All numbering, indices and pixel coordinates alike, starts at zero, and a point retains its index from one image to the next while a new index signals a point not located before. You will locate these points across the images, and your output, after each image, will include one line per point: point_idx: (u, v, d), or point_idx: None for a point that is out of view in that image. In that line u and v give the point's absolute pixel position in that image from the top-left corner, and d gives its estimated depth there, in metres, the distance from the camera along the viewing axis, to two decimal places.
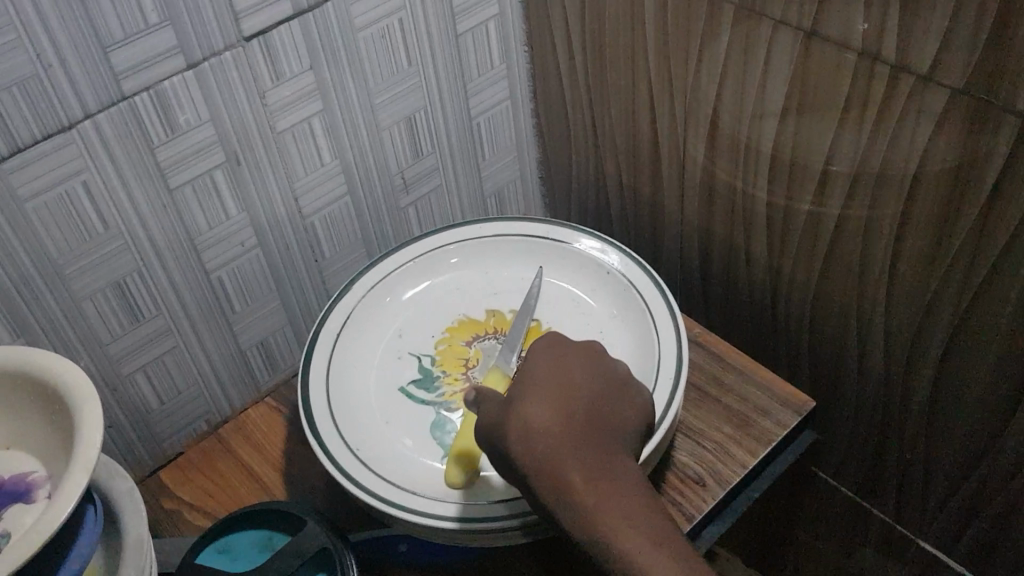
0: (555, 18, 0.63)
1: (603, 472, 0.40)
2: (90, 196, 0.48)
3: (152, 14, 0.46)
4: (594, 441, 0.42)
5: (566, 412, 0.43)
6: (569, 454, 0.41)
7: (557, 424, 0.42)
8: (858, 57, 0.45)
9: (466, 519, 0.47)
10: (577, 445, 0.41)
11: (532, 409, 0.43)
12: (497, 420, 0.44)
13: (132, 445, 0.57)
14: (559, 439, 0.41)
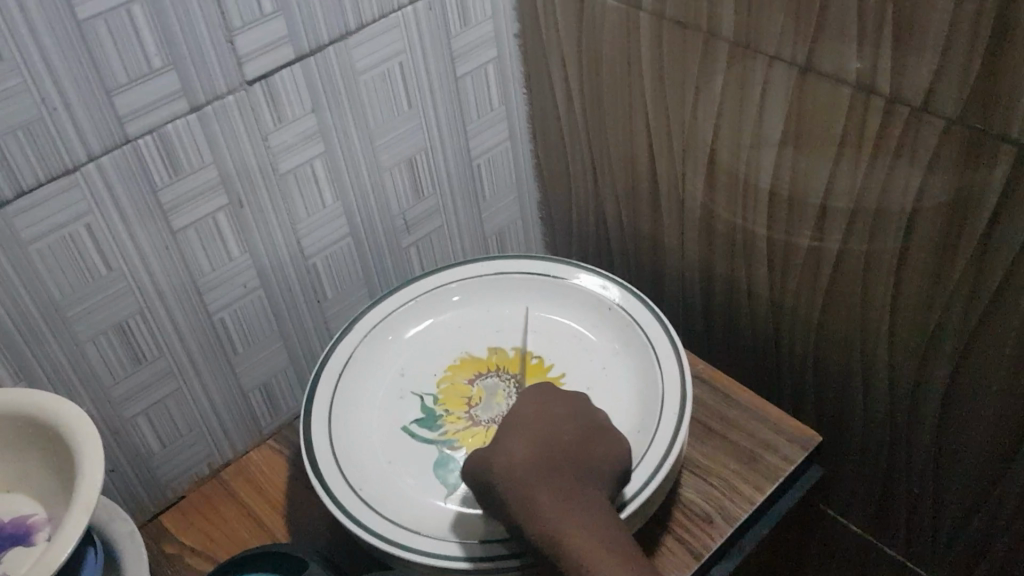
0: (553, 60, 0.64)
1: (566, 496, 0.44)
2: (93, 239, 0.48)
3: (156, 59, 0.46)
4: (567, 474, 0.45)
5: (541, 447, 0.46)
6: (538, 482, 0.44)
7: (532, 456, 0.45)
8: (852, 91, 0.46)
9: (476, 558, 0.46)
10: (544, 473, 0.45)
11: (510, 445, 0.46)
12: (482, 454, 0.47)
13: (133, 489, 0.57)
14: (533, 468, 0.45)
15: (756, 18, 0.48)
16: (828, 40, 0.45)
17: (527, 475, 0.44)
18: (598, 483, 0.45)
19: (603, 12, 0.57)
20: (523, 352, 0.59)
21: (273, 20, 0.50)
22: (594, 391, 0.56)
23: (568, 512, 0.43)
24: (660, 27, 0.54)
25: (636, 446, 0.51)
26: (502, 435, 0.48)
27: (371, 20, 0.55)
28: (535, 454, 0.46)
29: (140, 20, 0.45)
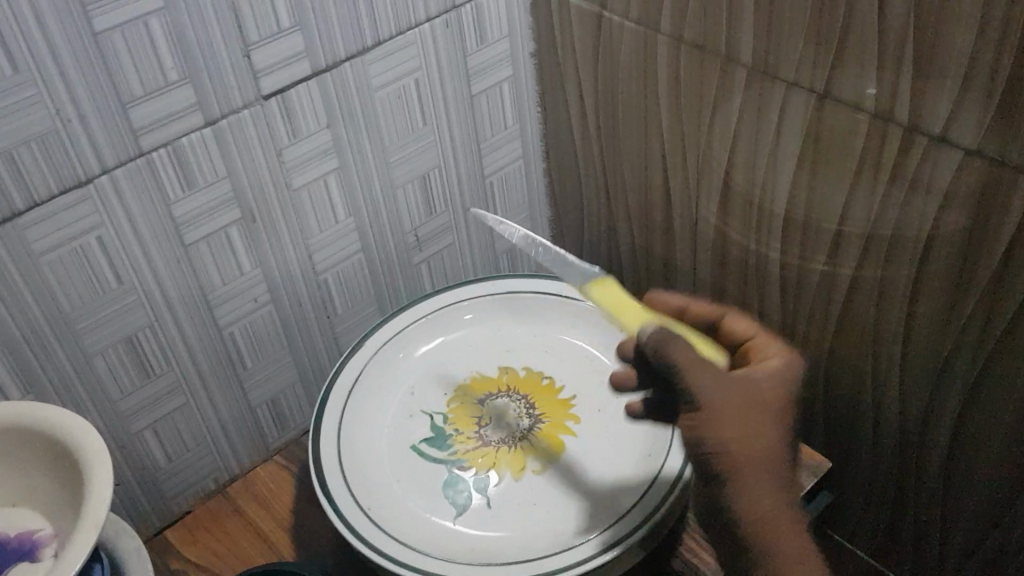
0: (568, 80, 0.64)
1: (795, 471, 0.43)
2: (105, 252, 0.48)
3: (172, 72, 0.46)
4: (813, 444, 0.44)
5: (776, 404, 0.43)
6: (777, 440, 0.43)
7: (767, 409, 0.43)
8: (872, 117, 0.46)
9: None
10: (783, 434, 0.43)
11: (725, 388, 0.43)
12: (700, 390, 0.42)
13: (138, 503, 0.57)
14: (771, 423, 0.43)
15: (775, 43, 0.48)
16: (847, 66, 0.45)
17: (759, 440, 0.42)
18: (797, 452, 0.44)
19: (620, 33, 0.57)
20: (533, 373, 0.59)
21: (290, 36, 0.50)
22: (605, 414, 0.56)
23: (774, 493, 0.42)
24: (677, 49, 0.54)
25: (646, 468, 0.51)
26: (715, 378, 0.43)
27: (387, 37, 0.55)
28: (792, 416, 0.44)
29: (157, 34, 0.45)
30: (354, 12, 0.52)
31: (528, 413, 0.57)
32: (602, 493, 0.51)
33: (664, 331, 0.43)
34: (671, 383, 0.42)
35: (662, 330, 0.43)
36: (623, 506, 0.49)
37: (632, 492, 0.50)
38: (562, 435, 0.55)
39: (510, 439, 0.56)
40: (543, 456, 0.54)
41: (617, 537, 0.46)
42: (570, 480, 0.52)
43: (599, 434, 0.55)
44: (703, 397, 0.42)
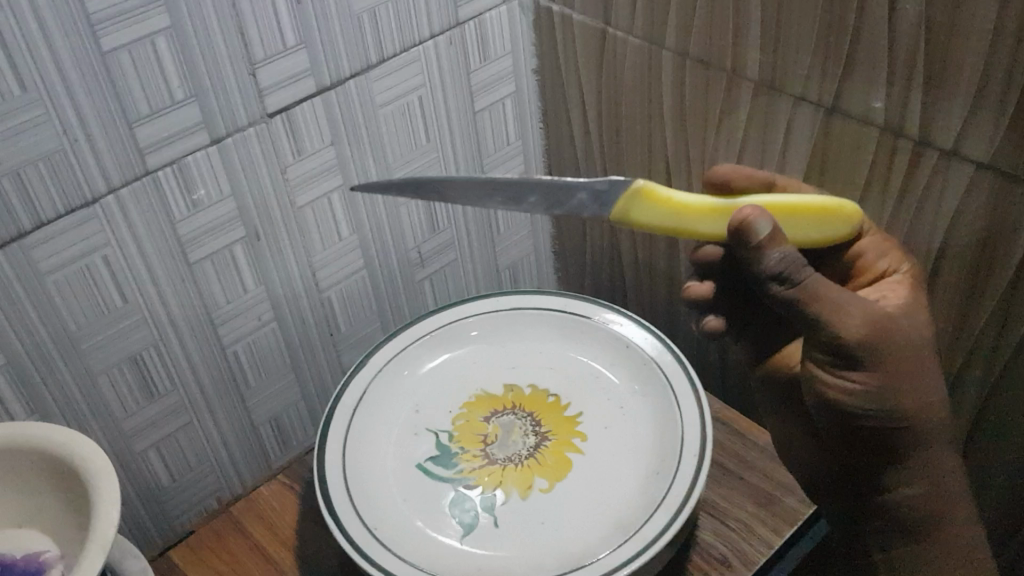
0: (571, 96, 0.64)
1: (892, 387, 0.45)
2: (111, 271, 0.48)
3: (179, 91, 0.46)
4: (906, 372, 0.45)
5: (870, 325, 0.43)
6: (881, 362, 0.44)
7: (868, 328, 0.43)
8: (880, 134, 0.46)
9: None
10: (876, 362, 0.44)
11: (846, 307, 0.42)
12: (834, 300, 0.42)
13: (141, 522, 0.56)
14: (871, 345, 0.43)
15: (782, 59, 0.48)
16: (854, 83, 0.45)
17: (910, 366, 0.45)
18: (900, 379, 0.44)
19: (624, 49, 0.57)
20: (539, 391, 0.59)
21: (295, 54, 0.50)
22: (612, 431, 0.56)
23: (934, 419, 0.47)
24: (682, 65, 0.54)
25: (655, 486, 0.51)
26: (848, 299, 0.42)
27: (392, 54, 0.55)
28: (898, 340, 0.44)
29: (164, 53, 0.45)
30: (359, 29, 0.52)
31: (533, 430, 0.57)
32: (609, 512, 0.51)
33: (796, 256, 0.41)
34: (869, 322, 0.43)
35: (790, 252, 0.41)
36: (632, 525, 0.49)
37: (641, 511, 0.50)
38: (569, 453, 0.55)
39: (517, 457, 0.56)
40: (550, 474, 0.54)
41: (627, 556, 0.46)
42: (578, 498, 0.52)
43: (606, 452, 0.55)
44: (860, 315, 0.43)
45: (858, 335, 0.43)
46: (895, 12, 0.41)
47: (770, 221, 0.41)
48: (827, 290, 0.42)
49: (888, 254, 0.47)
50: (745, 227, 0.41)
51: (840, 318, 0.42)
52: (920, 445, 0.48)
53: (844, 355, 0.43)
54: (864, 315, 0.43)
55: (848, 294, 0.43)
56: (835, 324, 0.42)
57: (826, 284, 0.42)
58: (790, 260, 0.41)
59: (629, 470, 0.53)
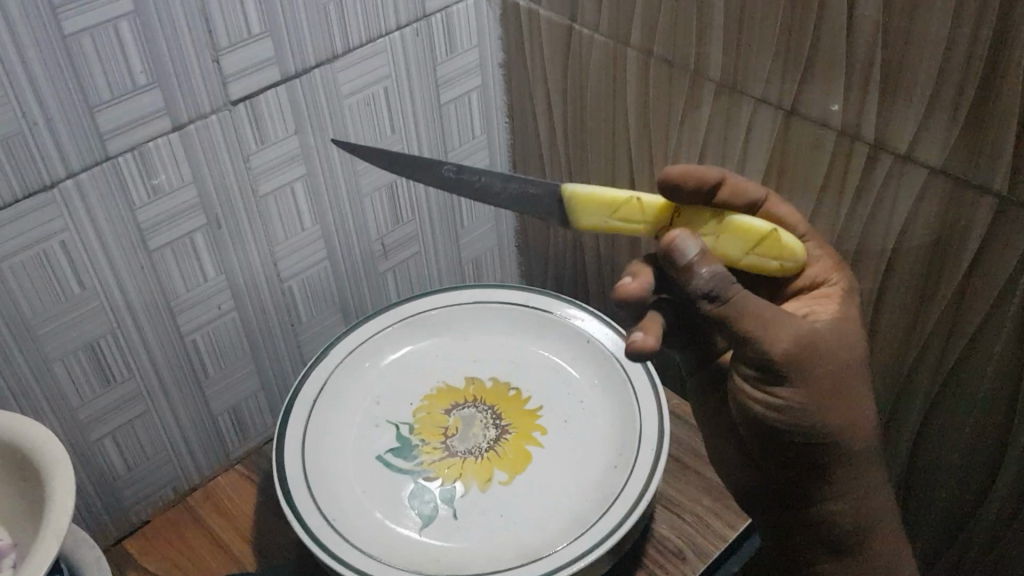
0: (537, 91, 0.64)
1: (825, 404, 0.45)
2: (68, 257, 0.47)
3: (141, 76, 0.46)
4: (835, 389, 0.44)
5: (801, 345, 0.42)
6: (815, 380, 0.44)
7: (799, 346, 0.42)
8: (838, 136, 0.47)
9: None
10: (810, 381, 0.43)
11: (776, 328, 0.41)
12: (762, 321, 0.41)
13: (95, 511, 0.56)
14: (804, 364, 0.43)
15: (745, 59, 0.49)
16: (814, 84, 0.46)
17: (838, 383, 0.45)
18: (826, 394, 0.44)
19: (589, 45, 0.58)
20: (500, 384, 0.60)
21: (259, 41, 0.50)
22: (571, 425, 0.56)
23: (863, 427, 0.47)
24: (647, 63, 0.55)
25: (613, 480, 0.51)
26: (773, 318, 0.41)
27: (358, 45, 0.55)
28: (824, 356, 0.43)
29: (126, 37, 0.44)
30: (324, 19, 0.52)
31: (494, 423, 0.57)
32: (567, 505, 0.51)
33: (724, 273, 0.39)
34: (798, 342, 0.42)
35: (718, 269, 0.39)
36: (589, 518, 0.49)
37: (598, 504, 0.50)
38: (529, 446, 0.55)
39: (477, 450, 0.56)
40: (511, 467, 0.54)
41: (582, 550, 0.46)
42: (537, 491, 0.53)
43: (565, 446, 0.55)
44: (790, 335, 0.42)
45: (784, 354, 0.42)
46: (855, 16, 0.42)
47: (696, 241, 0.39)
48: (756, 308, 0.40)
49: (819, 263, 0.48)
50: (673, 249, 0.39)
51: (769, 338, 0.41)
52: (845, 463, 0.48)
53: (770, 373, 0.43)
54: (792, 334, 0.42)
55: (776, 313, 0.42)
56: (761, 342, 0.41)
57: (758, 302, 0.41)
58: (721, 276, 0.39)
59: (588, 464, 0.54)
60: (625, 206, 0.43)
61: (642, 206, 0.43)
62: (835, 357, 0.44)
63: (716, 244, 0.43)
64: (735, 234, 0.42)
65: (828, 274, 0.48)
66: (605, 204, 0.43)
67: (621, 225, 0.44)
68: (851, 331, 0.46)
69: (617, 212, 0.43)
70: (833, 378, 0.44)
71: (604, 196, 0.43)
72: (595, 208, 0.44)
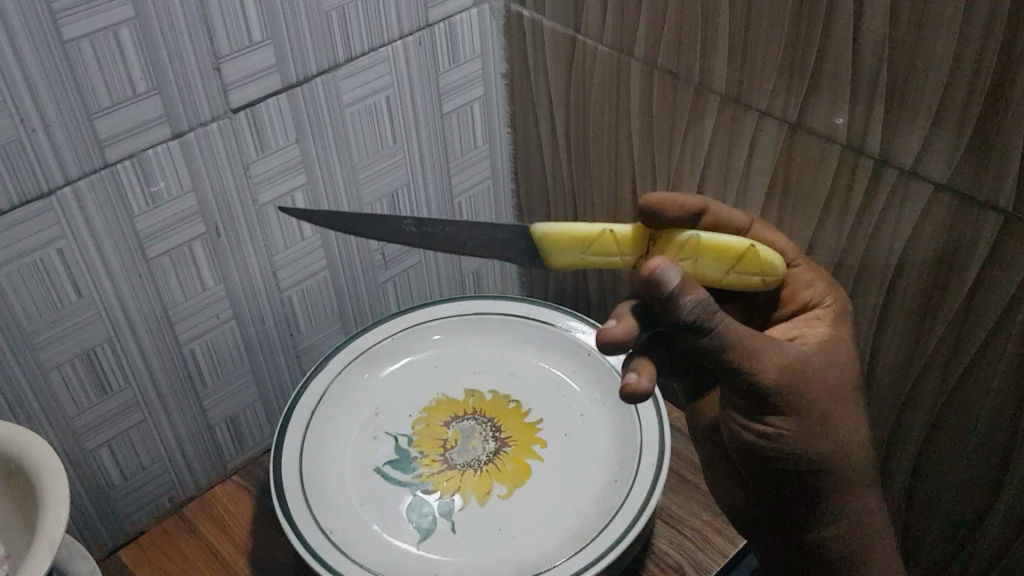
0: (539, 101, 0.64)
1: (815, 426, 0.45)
2: (65, 264, 0.47)
3: (141, 83, 0.45)
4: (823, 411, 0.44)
5: (786, 369, 0.43)
6: (804, 403, 0.44)
7: (785, 369, 0.42)
8: (842, 150, 0.46)
9: None
10: (798, 404, 0.43)
11: (761, 351, 0.42)
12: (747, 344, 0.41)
13: (90, 521, 0.55)
14: (792, 387, 0.43)
15: (749, 72, 0.48)
16: (819, 98, 0.46)
17: (828, 406, 0.45)
18: (816, 417, 0.44)
19: (593, 56, 0.57)
20: (499, 396, 0.59)
21: (261, 49, 0.49)
22: (571, 438, 0.56)
23: (858, 452, 0.47)
24: (650, 75, 0.54)
25: (613, 495, 0.51)
26: (757, 342, 0.41)
27: (360, 53, 0.54)
28: (811, 381, 0.44)
29: (126, 44, 0.44)
30: (326, 28, 0.52)
31: (493, 436, 0.57)
32: (567, 520, 0.51)
33: (709, 301, 0.39)
34: (785, 366, 0.43)
35: (702, 298, 0.39)
36: (588, 533, 0.49)
37: (598, 519, 0.50)
38: (528, 460, 0.55)
39: (475, 463, 0.55)
40: (509, 481, 0.54)
41: (581, 565, 0.46)
42: (535, 504, 0.52)
43: (565, 459, 0.55)
44: (774, 359, 0.42)
45: (772, 381, 0.42)
46: (861, 29, 0.42)
47: (679, 270, 0.39)
48: (742, 334, 0.41)
49: (812, 286, 0.48)
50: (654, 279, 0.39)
51: (756, 366, 0.42)
52: (837, 489, 0.47)
53: (757, 401, 0.43)
54: (778, 362, 0.42)
55: (762, 339, 0.42)
56: (749, 369, 0.41)
57: (743, 331, 0.41)
58: (704, 305, 0.39)
59: (588, 478, 0.53)
60: (598, 241, 0.43)
61: (614, 238, 0.43)
62: (825, 385, 0.44)
63: (694, 267, 0.44)
64: (712, 255, 0.43)
65: (820, 296, 0.48)
66: (576, 239, 0.43)
67: (598, 259, 0.44)
68: (841, 358, 0.46)
69: (590, 246, 0.44)
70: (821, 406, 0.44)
71: (574, 232, 0.43)
72: (568, 244, 0.44)
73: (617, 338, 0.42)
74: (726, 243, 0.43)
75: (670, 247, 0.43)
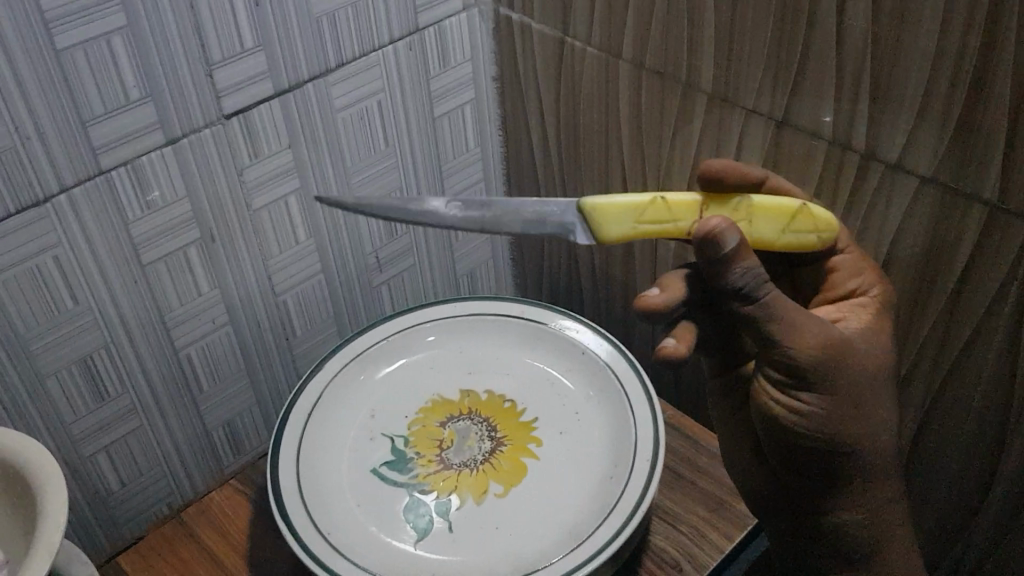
0: (530, 102, 0.64)
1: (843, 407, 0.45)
2: (62, 271, 0.47)
3: (134, 90, 0.46)
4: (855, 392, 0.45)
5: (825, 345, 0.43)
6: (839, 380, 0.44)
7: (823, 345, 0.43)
8: (829, 145, 0.47)
9: None
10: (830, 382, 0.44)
11: (802, 327, 0.42)
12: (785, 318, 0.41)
13: (89, 527, 0.55)
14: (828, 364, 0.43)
15: (735, 70, 0.49)
16: (805, 95, 0.46)
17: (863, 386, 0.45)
18: (847, 396, 0.45)
19: (582, 58, 0.58)
20: (495, 396, 0.59)
21: (253, 55, 0.50)
22: (567, 436, 0.56)
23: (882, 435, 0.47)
24: (639, 75, 0.55)
25: (608, 491, 0.51)
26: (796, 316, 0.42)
27: (351, 58, 0.55)
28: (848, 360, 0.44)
29: (119, 52, 0.44)
30: (317, 33, 0.52)
31: (489, 436, 0.57)
32: (563, 517, 0.51)
33: (759, 270, 0.40)
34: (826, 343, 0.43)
35: (754, 265, 0.40)
36: (584, 530, 0.49)
37: (594, 515, 0.50)
38: (524, 458, 0.55)
39: (472, 462, 0.56)
40: (506, 479, 0.54)
41: (577, 562, 0.46)
42: (531, 502, 0.53)
43: (561, 457, 0.55)
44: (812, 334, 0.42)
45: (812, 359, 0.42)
46: (844, 27, 0.43)
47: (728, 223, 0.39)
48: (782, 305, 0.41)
49: (860, 274, 0.47)
50: (712, 239, 0.39)
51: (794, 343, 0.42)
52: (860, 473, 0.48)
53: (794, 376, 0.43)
54: (816, 339, 0.42)
55: (801, 315, 0.42)
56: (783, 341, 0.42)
57: (785, 303, 0.41)
58: (755, 275, 0.40)
59: (583, 475, 0.53)
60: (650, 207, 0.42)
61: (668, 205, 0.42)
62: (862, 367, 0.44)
63: (749, 229, 0.43)
64: (766, 213, 0.42)
65: (867, 285, 0.47)
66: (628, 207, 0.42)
67: (649, 227, 0.42)
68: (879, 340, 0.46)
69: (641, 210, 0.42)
70: (856, 388, 0.45)
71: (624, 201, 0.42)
72: (620, 213, 0.42)
73: (658, 305, 0.43)
74: (777, 204, 0.43)
75: (723, 208, 0.42)
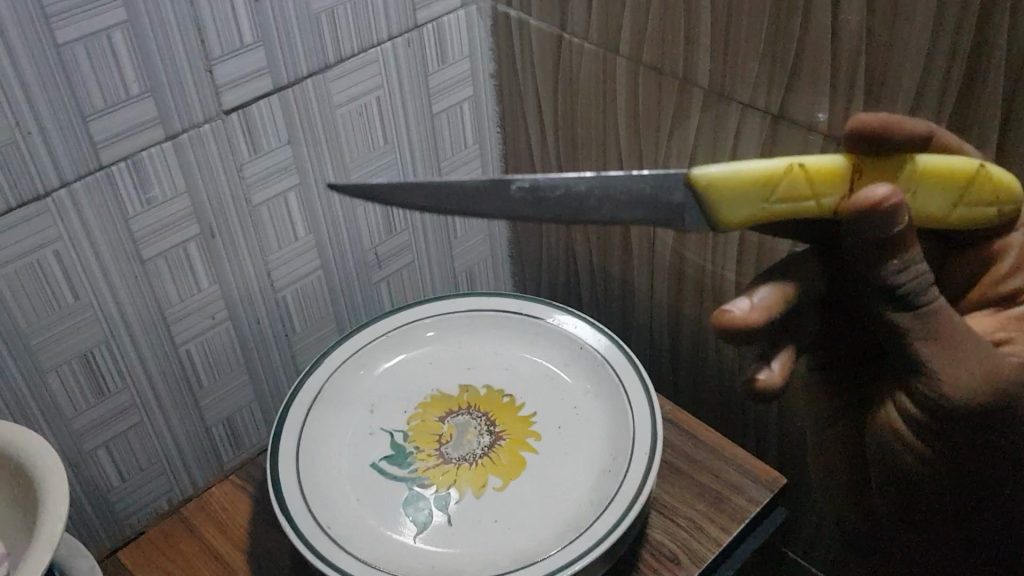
0: (528, 98, 0.65)
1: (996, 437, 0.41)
2: (62, 267, 0.48)
3: (134, 86, 0.46)
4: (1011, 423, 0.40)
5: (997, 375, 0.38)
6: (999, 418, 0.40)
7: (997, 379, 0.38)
8: (825, 139, 0.47)
9: None
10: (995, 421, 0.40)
11: (975, 360, 0.37)
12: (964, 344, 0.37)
13: (89, 522, 0.56)
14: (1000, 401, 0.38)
15: (732, 65, 0.49)
16: (801, 89, 0.47)
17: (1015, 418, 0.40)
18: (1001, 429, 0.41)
19: (579, 55, 0.58)
20: (494, 391, 0.60)
21: (252, 51, 0.50)
22: (566, 431, 0.56)
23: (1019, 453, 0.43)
24: (636, 71, 0.55)
25: (607, 485, 0.51)
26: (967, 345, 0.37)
27: (349, 55, 0.55)
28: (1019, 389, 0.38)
29: (119, 47, 0.45)
30: (316, 30, 0.52)
31: (488, 430, 0.57)
32: (561, 510, 0.51)
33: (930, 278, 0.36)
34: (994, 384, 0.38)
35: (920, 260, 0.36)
36: (582, 523, 0.49)
37: (593, 508, 0.50)
38: (524, 452, 0.56)
39: (471, 456, 0.56)
40: (505, 473, 0.54)
41: (575, 555, 0.46)
42: (530, 496, 0.53)
43: (560, 451, 0.55)
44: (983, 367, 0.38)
45: (976, 400, 0.38)
46: (839, 20, 0.43)
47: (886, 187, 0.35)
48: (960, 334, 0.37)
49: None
50: (883, 213, 0.34)
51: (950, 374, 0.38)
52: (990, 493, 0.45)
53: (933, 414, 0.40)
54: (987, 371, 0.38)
55: (974, 343, 0.37)
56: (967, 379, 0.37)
57: (962, 328, 0.37)
58: (922, 279, 0.36)
59: (582, 469, 0.54)
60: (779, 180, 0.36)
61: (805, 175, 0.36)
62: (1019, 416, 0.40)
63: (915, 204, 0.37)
64: (941, 181, 0.36)
65: None
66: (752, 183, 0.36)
67: (781, 208, 0.36)
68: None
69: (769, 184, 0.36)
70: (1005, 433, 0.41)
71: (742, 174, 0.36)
72: (745, 192, 0.36)
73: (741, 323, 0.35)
74: (950, 165, 0.36)
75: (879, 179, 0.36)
